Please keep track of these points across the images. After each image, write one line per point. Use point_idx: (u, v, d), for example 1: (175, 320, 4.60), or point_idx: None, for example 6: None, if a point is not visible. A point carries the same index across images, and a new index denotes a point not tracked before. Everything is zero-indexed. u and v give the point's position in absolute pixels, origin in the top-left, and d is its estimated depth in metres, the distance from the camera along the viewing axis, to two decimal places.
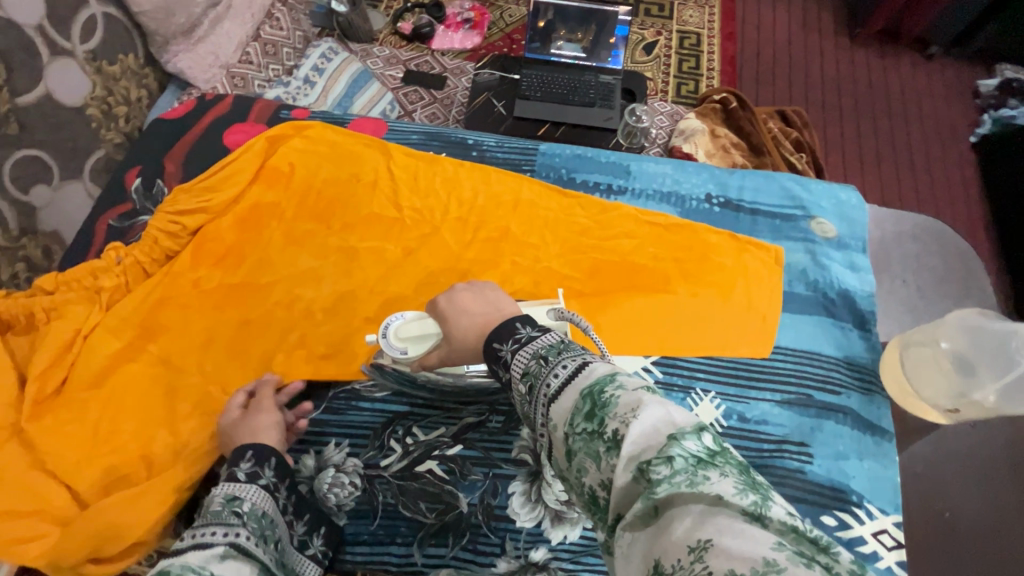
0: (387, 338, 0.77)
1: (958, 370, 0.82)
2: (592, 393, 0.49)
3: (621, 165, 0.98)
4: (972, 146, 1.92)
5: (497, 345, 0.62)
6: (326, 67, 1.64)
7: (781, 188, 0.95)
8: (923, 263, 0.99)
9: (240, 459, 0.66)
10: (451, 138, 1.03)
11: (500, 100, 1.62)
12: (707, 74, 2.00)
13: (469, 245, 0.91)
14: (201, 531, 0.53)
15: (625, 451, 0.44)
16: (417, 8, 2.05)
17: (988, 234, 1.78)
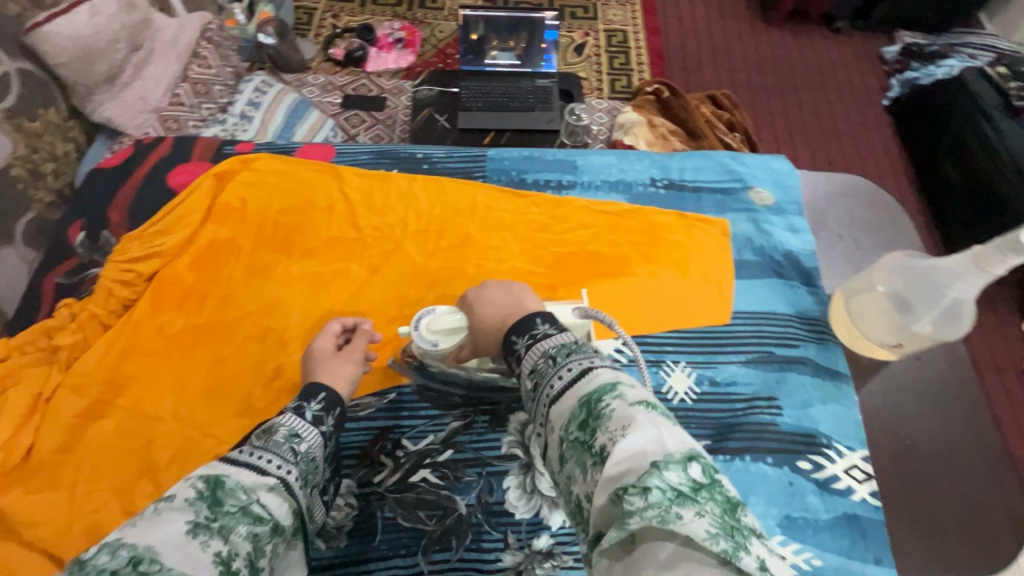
0: (419, 330, 0.76)
1: (897, 311, 0.81)
2: (589, 400, 0.53)
3: (568, 161, 1.02)
4: (886, 108, 2.07)
5: (516, 339, 0.66)
6: (262, 101, 1.62)
7: (719, 164, 1.01)
8: (855, 217, 1.06)
9: (312, 398, 0.69)
10: (401, 155, 1.04)
11: (442, 113, 1.63)
12: (638, 68, 2.08)
13: (432, 255, 0.92)
14: (260, 454, 0.58)
15: (608, 470, 0.47)
16: (347, 34, 2.06)
17: (913, 186, 1.91)
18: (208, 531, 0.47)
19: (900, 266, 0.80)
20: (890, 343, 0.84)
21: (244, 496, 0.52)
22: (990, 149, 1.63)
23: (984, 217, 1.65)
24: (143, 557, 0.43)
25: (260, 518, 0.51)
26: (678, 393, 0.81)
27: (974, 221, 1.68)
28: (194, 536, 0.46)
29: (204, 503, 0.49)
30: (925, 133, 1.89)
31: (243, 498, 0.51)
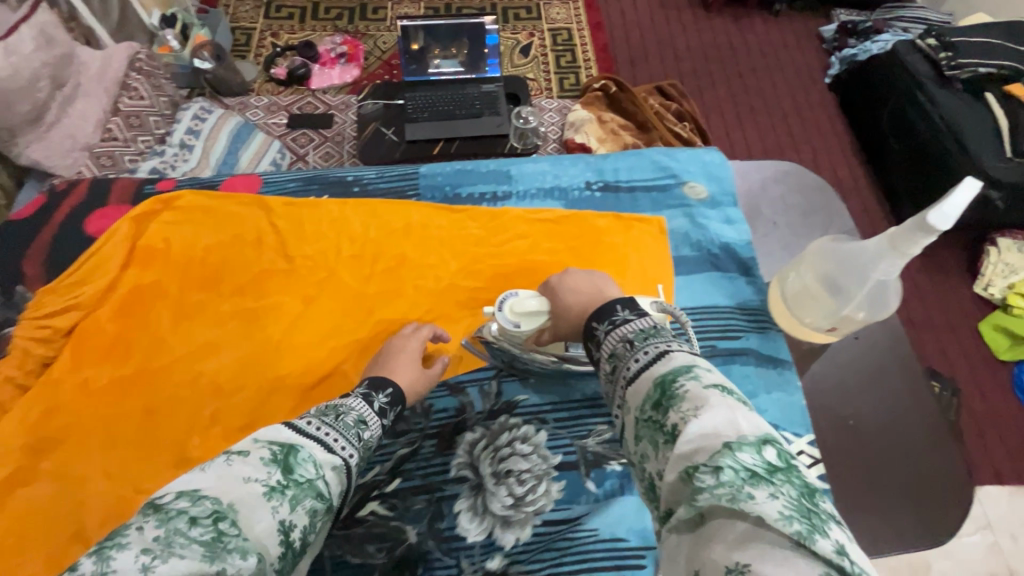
0: (501, 313, 0.80)
1: (825, 296, 0.78)
2: (664, 381, 0.56)
3: (502, 171, 1.01)
4: (829, 86, 2.12)
5: (597, 325, 0.68)
6: (201, 129, 1.56)
7: (651, 161, 1.01)
8: (787, 202, 1.08)
9: (381, 390, 0.73)
10: (330, 178, 1.01)
11: (389, 127, 1.62)
12: (585, 65, 2.09)
13: (369, 279, 0.91)
14: (330, 432, 0.63)
15: (679, 448, 0.50)
16: (288, 51, 2.02)
17: (859, 160, 1.97)
18: (279, 498, 0.53)
19: (826, 251, 0.78)
20: (824, 327, 0.81)
21: (311, 471, 0.57)
22: (927, 118, 1.68)
23: (927, 185, 1.70)
24: (224, 515, 0.49)
25: (321, 496, 0.57)
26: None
27: (919, 189, 1.73)
28: (268, 500, 0.52)
29: (276, 468, 0.55)
30: (865, 108, 1.94)
31: (310, 472, 0.57)
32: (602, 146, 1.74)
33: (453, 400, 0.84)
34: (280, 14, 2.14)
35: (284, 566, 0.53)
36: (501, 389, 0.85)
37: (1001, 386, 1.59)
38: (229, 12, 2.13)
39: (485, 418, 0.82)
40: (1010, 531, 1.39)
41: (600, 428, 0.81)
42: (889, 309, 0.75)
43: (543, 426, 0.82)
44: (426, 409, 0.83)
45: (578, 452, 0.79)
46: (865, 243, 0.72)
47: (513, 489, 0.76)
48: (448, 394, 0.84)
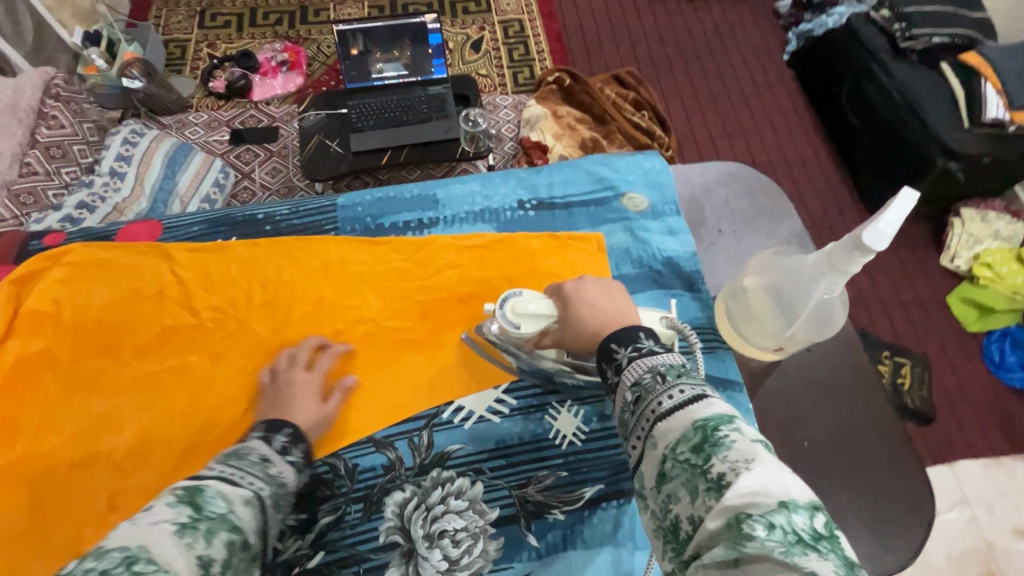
0: (502, 311, 0.74)
1: (768, 317, 0.73)
2: (706, 426, 0.51)
3: (427, 196, 0.95)
4: (787, 63, 2.08)
5: (616, 347, 0.62)
6: (133, 154, 1.50)
7: (587, 173, 0.97)
8: (732, 206, 1.04)
9: (279, 430, 0.66)
10: (239, 218, 0.93)
11: (334, 138, 1.54)
12: (538, 57, 2.01)
13: (283, 329, 0.82)
14: (234, 471, 0.56)
15: (727, 498, 0.45)
16: (226, 63, 1.92)
17: (820, 138, 1.94)
18: (193, 533, 0.47)
19: (766, 268, 0.73)
20: (769, 348, 0.76)
21: (223, 505, 0.51)
22: (883, 92, 1.65)
23: (888, 160, 1.67)
24: (137, 557, 0.42)
25: (238, 528, 0.51)
26: (566, 435, 0.75)
27: (880, 164, 1.71)
28: (180, 537, 0.46)
29: (185, 506, 0.49)
30: (823, 84, 1.90)
31: (222, 506, 0.51)
32: (558, 143, 1.69)
33: (381, 456, 0.73)
34: (216, 23, 2.04)
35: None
36: (434, 439, 0.74)
37: (972, 358, 1.59)
38: (161, 23, 2.02)
39: (416, 474, 0.71)
40: (986, 504, 1.39)
41: (542, 473, 0.72)
42: (833, 329, 0.70)
43: (480, 477, 0.71)
44: (351, 469, 0.72)
45: (518, 504, 0.70)
46: (803, 260, 0.67)
47: (447, 551, 0.67)
48: (373, 452, 0.73)
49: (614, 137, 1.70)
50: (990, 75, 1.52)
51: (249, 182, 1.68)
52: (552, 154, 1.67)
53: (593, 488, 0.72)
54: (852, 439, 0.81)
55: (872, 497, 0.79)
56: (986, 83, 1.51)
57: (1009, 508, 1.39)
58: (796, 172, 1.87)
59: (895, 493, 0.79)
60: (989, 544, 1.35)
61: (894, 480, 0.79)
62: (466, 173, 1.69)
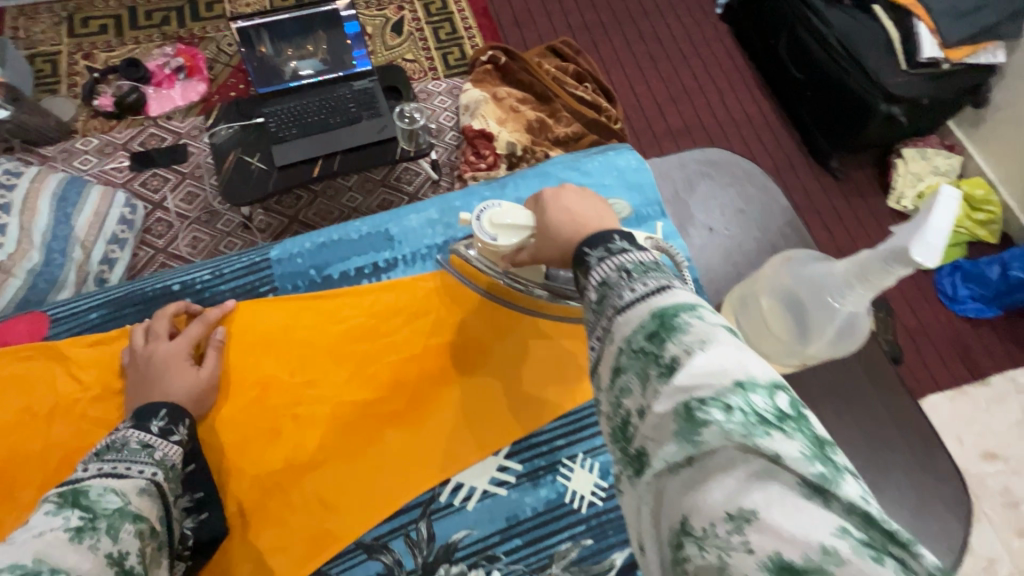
0: (479, 221, 0.69)
1: (782, 325, 0.67)
2: (665, 313, 0.44)
3: (379, 232, 0.85)
4: (722, 17, 2.03)
5: (589, 251, 0.53)
6: (11, 199, 1.27)
7: (559, 181, 0.89)
8: (718, 196, 1.00)
9: (153, 415, 0.61)
10: (145, 293, 0.79)
11: (253, 153, 1.36)
12: (467, 35, 1.86)
13: (226, 424, 0.70)
14: (116, 464, 0.54)
15: (677, 380, 0.40)
16: (111, 75, 1.67)
17: (764, 93, 1.92)
18: (93, 535, 0.46)
19: (784, 273, 0.67)
20: (791, 364, 0.69)
21: (117, 499, 0.50)
22: (822, 41, 1.62)
23: (834, 111, 1.67)
24: (39, 571, 0.39)
25: (141, 517, 0.50)
26: (584, 496, 0.69)
27: (824, 115, 1.71)
28: (79, 542, 0.44)
29: (72, 509, 0.47)
30: (760, 37, 1.87)
31: (115, 501, 0.50)
32: (504, 129, 1.58)
33: (375, 564, 0.64)
34: (88, 28, 1.76)
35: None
36: (434, 531, 0.66)
37: (928, 295, 1.64)
38: (20, 36, 1.72)
39: None
40: (957, 435, 1.46)
41: (565, 547, 0.67)
42: (857, 343, 0.63)
43: (494, 565, 0.65)
44: None
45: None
46: (829, 267, 0.61)
47: None
48: (365, 559, 0.65)
49: (560, 115, 1.61)
50: (922, 15, 1.48)
51: (163, 212, 1.49)
52: (498, 142, 1.55)
53: (622, 552, 0.67)
54: (860, 418, 0.80)
55: (887, 473, 0.79)
56: (919, 23, 1.48)
57: (978, 435, 1.46)
58: (744, 131, 1.85)
59: (912, 471, 0.79)
60: (965, 473, 1.42)
61: (905, 453, 0.80)
62: (407, 172, 1.60)
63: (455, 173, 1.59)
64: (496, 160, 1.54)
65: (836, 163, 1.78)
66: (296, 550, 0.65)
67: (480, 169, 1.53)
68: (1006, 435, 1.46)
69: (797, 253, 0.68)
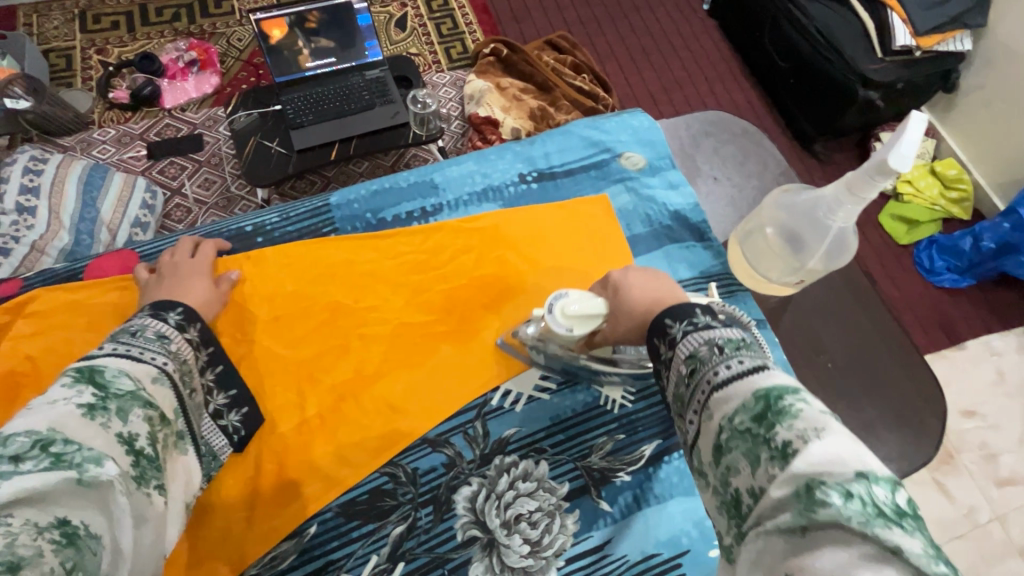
0: (552, 314, 0.72)
1: (781, 251, 0.81)
2: (769, 394, 0.50)
3: (424, 181, 0.95)
4: (708, 13, 2.15)
5: (670, 322, 0.61)
6: (41, 183, 1.33)
7: (581, 138, 1.00)
8: (724, 157, 1.10)
9: (170, 309, 0.68)
10: (226, 231, 0.90)
11: (272, 138, 1.42)
12: (468, 30, 1.95)
13: (303, 343, 0.81)
14: (130, 347, 0.60)
15: (794, 467, 0.44)
16: (126, 68, 1.73)
17: (750, 82, 2.03)
18: (104, 414, 0.52)
19: (781, 205, 0.79)
20: (791, 282, 0.84)
21: (129, 383, 0.56)
22: (804, 32, 1.73)
23: (815, 96, 1.78)
24: (52, 440, 0.47)
25: (150, 402, 0.57)
26: (616, 399, 0.80)
27: (807, 102, 1.82)
28: (90, 418, 0.51)
29: (86, 385, 0.53)
30: (746, 31, 1.98)
31: (128, 384, 0.56)
32: (508, 116, 1.66)
33: (439, 455, 0.74)
34: (100, 25, 1.81)
35: (144, 477, 0.53)
36: (488, 429, 0.76)
37: (907, 267, 1.76)
38: (35, 32, 1.77)
39: (478, 466, 0.74)
40: None
41: (601, 441, 0.77)
42: (847, 257, 0.76)
43: (542, 456, 0.75)
44: (411, 475, 0.73)
45: (585, 475, 0.74)
46: (821, 191, 0.73)
47: (527, 535, 0.70)
48: (430, 452, 0.74)
49: (560, 103, 1.70)
50: (895, 6, 1.60)
51: (182, 198, 1.55)
52: (504, 128, 1.63)
53: (652, 445, 0.77)
54: (851, 354, 0.90)
55: (873, 400, 0.88)
56: (893, 14, 1.60)
57: (956, 394, 1.57)
58: None
59: (893, 397, 0.89)
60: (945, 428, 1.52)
61: (889, 383, 0.90)
62: (416, 158, 1.66)
63: None
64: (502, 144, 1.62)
65: (819, 147, 1.89)
66: (371, 443, 0.75)
67: None
68: (981, 394, 1.57)
69: (791, 184, 0.79)
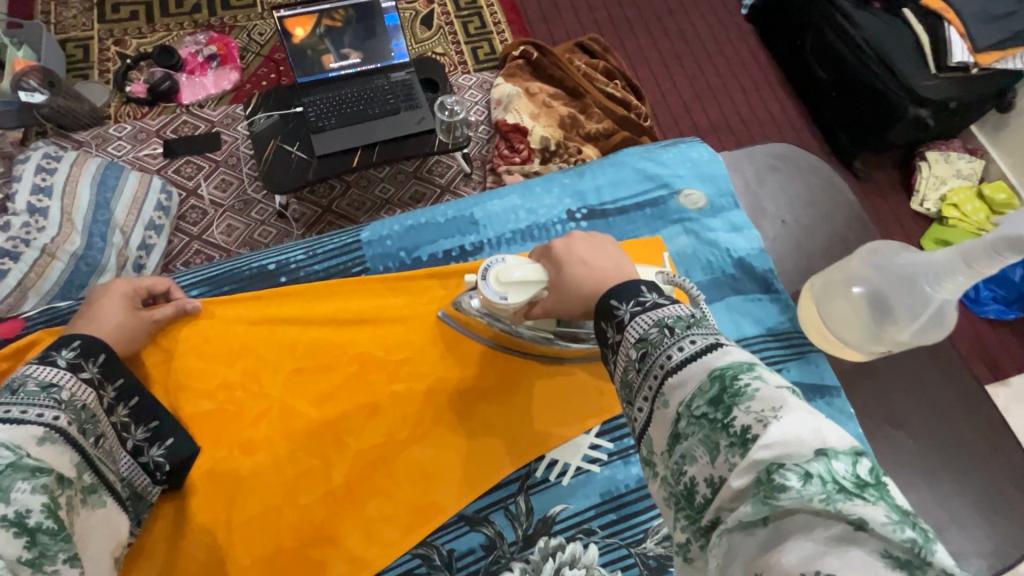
0: (487, 280, 0.71)
1: (860, 314, 0.81)
2: (724, 375, 0.45)
3: (464, 217, 0.91)
4: (745, 18, 2.05)
5: (617, 304, 0.55)
6: (53, 183, 1.28)
7: (635, 171, 0.95)
8: (783, 191, 1.05)
9: (64, 346, 0.62)
10: (249, 270, 0.86)
11: (292, 142, 1.37)
12: (496, 29, 1.87)
13: (329, 400, 0.75)
14: (11, 407, 0.53)
15: (754, 453, 0.39)
16: (143, 61, 1.67)
17: (788, 93, 1.94)
18: None
19: (871, 264, 0.79)
20: (867, 350, 0.83)
21: (8, 454, 0.48)
22: (851, 43, 1.63)
23: (858, 111, 1.69)
24: None
25: (40, 468, 0.50)
26: None
27: (850, 116, 1.73)
28: None
29: None
30: (786, 39, 1.89)
31: (7, 455, 0.48)
32: (537, 123, 1.59)
33: (477, 535, 0.69)
34: (119, 14, 1.75)
35: (45, 557, 0.46)
36: (532, 505, 0.71)
37: None
38: (52, 20, 1.72)
39: (521, 548, 0.69)
40: None
41: (656, 523, 0.71)
42: (939, 336, 0.75)
43: (591, 539, 0.70)
44: (447, 557, 0.68)
45: (640, 562, 0.69)
46: (924, 260, 0.73)
47: None
48: (468, 531, 0.69)
49: (591, 111, 1.63)
50: (953, 19, 1.50)
51: (197, 199, 1.50)
52: (533, 137, 1.56)
53: None
54: (890, 404, 0.88)
55: (917, 461, 0.85)
56: (950, 27, 1.50)
57: None
58: (769, 132, 1.87)
59: (944, 458, 0.85)
60: None
61: (939, 444, 0.86)
62: (439, 165, 1.61)
63: (487, 167, 1.60)
64: (531, 154, 1.56)
65: (859, 164, 1.80)
66: (402, 521, 0.69)
67: (514, 163, 1.54)
68: None
69: (884, 243, 0.79)
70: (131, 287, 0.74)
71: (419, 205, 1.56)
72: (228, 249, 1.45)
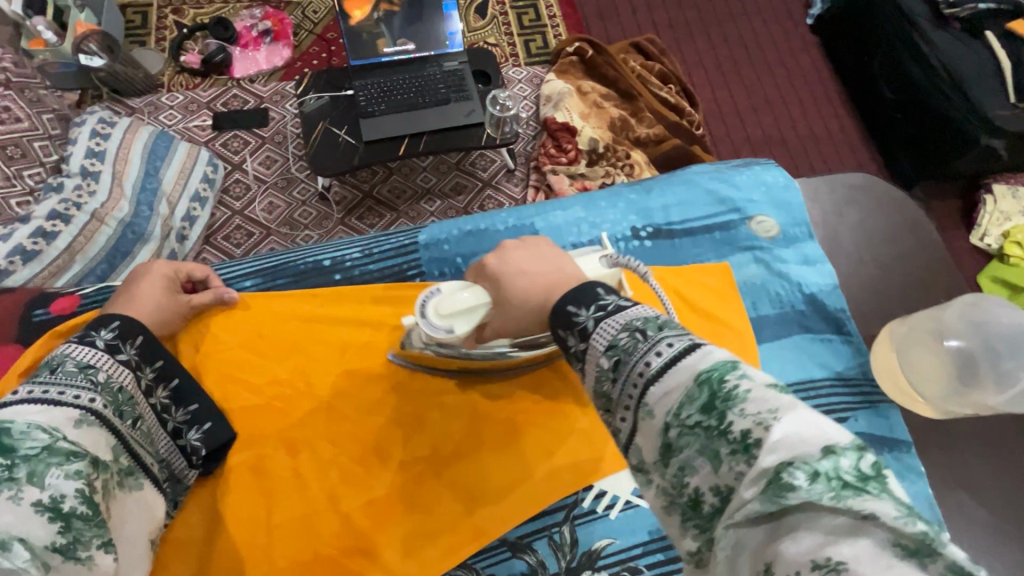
0: (426, 317, 0.62)
1: (953, 366, 0.84)
2: (709, 378, 0.39)
3: (524, 226, 0.89)
4: (811, 29, 1.96)
5: (576, 308, 0.50)
6: (106, 149, 1.30)
7: (706, 192, 0.92)
8: (852, 224, 1.00)
9: (103, 327, 0.62)
10: (303, 265, 0.85)
11: (341, 125, 1.36)
12: (550, 23, 1.83)
13: (377, 406, 0.75)
14: (49, 388, 0.53)
15: (763, 460, 0.35)
16: (198, 32, 1.68)
17: (848, 110, 1.86)
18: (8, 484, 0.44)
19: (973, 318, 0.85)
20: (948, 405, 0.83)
21: (45, 436, 0.49)
22: (924, 63, 1.55)
23: (924, 137, 1.61)
24: None
25: (74, 452, 0.50)
26: None
27: (915, 141, 1.64)
28: None
29: None
30: (852, 54, 1.80)
31: (42, 439, 0.49)
32: (586, 123, 1.55)
33: (520, 562, 0.67)
34: None
35: (79, 542, 0.46)
36: (577, 536, 0.69)
37: None
38: None
39: None
40: None
41: None
42: None
43: None
44: None
45: None
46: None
47: None
48: (509, 557, 0.68)
49: (643, 115, 1.58)
50: None
51: (242, 174, 1.50)
52: (581, 137, 1.53)
53: None
54: (941, 456, 0.85)
55: (969, 517, 0.82)
56: None
57: None
58: (826, 151, 1.80)
59: (997, 515, 0.82)
60: None
61: (993, 500, 0.83)
62: (482, 158, 1.59)
63: (532, 164, 1.57)
64: (578, 155, 1.52)
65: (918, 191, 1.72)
66: (441, 540, 0.68)
67: (560, 162, 1.51)
68: None
69: (983, 299, 0.86)
70: (172, 270, 0.74)
71: (458, 197, 1.54)
72: (268, 226, 1.45)
